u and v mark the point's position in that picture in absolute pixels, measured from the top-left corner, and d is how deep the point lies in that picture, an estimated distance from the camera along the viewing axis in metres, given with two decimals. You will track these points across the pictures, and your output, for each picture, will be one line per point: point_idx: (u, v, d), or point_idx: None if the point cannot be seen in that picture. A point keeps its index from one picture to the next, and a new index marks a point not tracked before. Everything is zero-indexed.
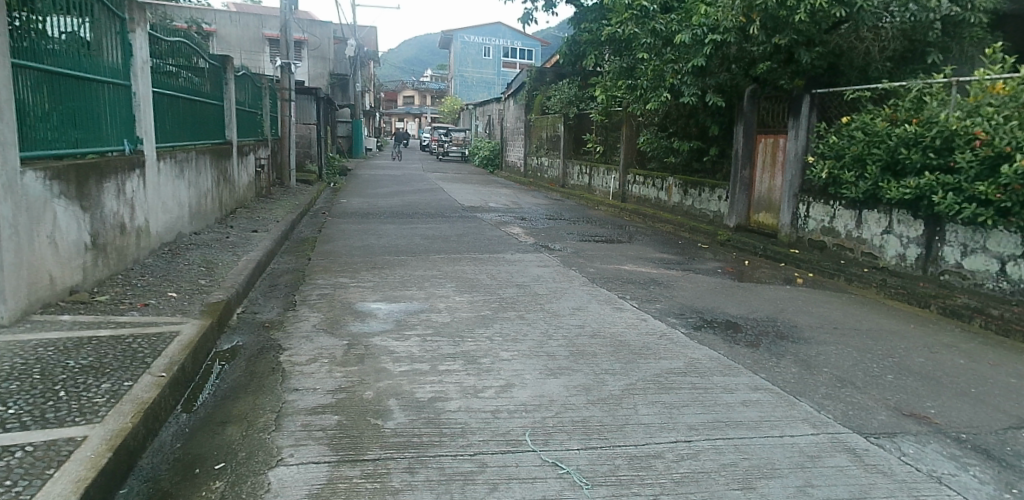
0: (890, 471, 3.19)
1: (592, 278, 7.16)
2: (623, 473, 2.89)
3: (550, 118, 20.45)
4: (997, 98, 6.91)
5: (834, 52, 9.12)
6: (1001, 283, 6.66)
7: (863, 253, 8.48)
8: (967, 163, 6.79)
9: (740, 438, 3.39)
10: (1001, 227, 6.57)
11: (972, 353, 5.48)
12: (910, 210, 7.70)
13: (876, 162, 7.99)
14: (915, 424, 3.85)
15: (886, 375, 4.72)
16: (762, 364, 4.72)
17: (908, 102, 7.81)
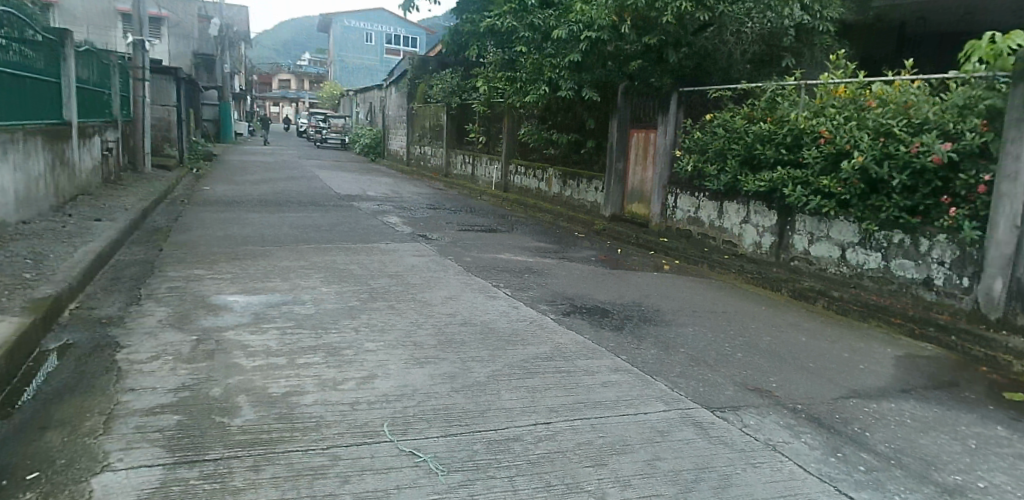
0: (731, 442, 3.41)
1: (467, 267, 7.16)
2: (480, 458, 2.91)
3: (432, 107, 20.26)
4: (839, 100, 7.49)
5: (700, 53, 9.63)
6: (841, 268, 7.31)
7: (724, 241, 9.02)
8: (814, 159, 7.37)
9: (597, 417, 3.51)
10: (842, 217, 7.22)
11: (813, 331, 5.98)
12: (765, 202, 8.29)
13: (736, 157, 8.53)
14: (757, 397, 4.15)
15: (736, 354, 5.05)
16: (623, 346, 4.92)
17: (763, 101, 8.38)
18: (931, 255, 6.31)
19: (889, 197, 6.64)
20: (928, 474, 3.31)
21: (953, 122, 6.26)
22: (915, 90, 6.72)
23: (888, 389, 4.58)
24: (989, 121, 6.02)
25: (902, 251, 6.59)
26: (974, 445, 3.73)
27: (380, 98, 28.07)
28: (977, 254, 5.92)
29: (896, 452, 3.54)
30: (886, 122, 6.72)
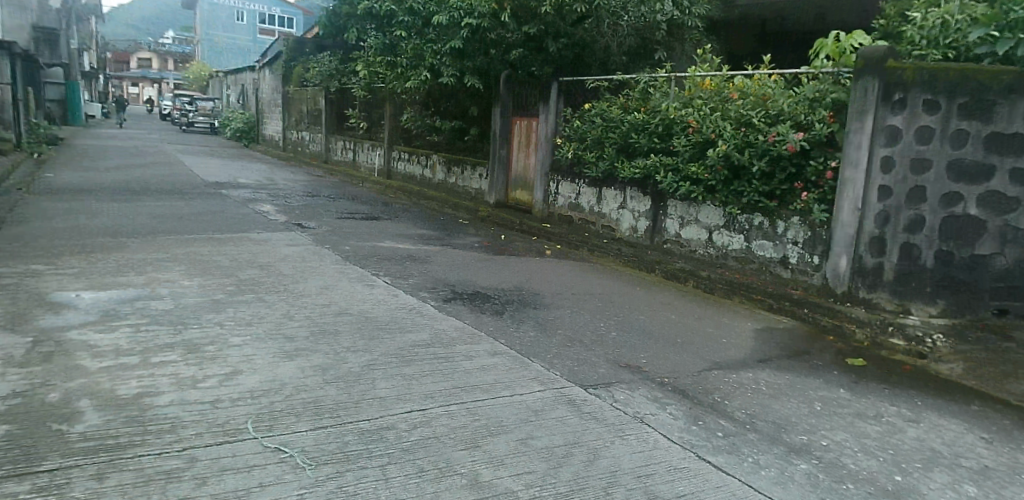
0: (602, 417, 3.54)
1: (345, 256, 6.96)
2: (351, 449, 2.84)
3: (309, 91, 19.47)
4: (705, 92, 7.89)
5: (579, 43, 9.91)
6: (709, 249, 7.71)
7: (603, 226, 9.27)
8: (683, 147, 7.75)
9: (473, 401, 3.52)
10: (708, 201, 7.64)
11: (682, 308, 6.31)
12: (639, 188, 8.60)
13: (613, 145, 8.82)
14: (628, 373, 4.32)
15: (610, 332, 5.25)
16: (502, 329, 4.97)
17: (637, 92, 8.68)
18: (787, 236, 6.81)
19: (750, 183, 7.10)
20: (779, 436, 3.58)
21: (804, 113, 6.75)
22: (771, 84, 7.21)
23: (747, 360, 4.91)
24: (835, 113, 6.54)
25: (762, 232, 7.07)
26: (819, 407, 4.08)
27: (253, 81, 26.64)
28: (825, 234, 6.45)
29: (751, 417, 3.80)
30: (746, 113, 7.16)
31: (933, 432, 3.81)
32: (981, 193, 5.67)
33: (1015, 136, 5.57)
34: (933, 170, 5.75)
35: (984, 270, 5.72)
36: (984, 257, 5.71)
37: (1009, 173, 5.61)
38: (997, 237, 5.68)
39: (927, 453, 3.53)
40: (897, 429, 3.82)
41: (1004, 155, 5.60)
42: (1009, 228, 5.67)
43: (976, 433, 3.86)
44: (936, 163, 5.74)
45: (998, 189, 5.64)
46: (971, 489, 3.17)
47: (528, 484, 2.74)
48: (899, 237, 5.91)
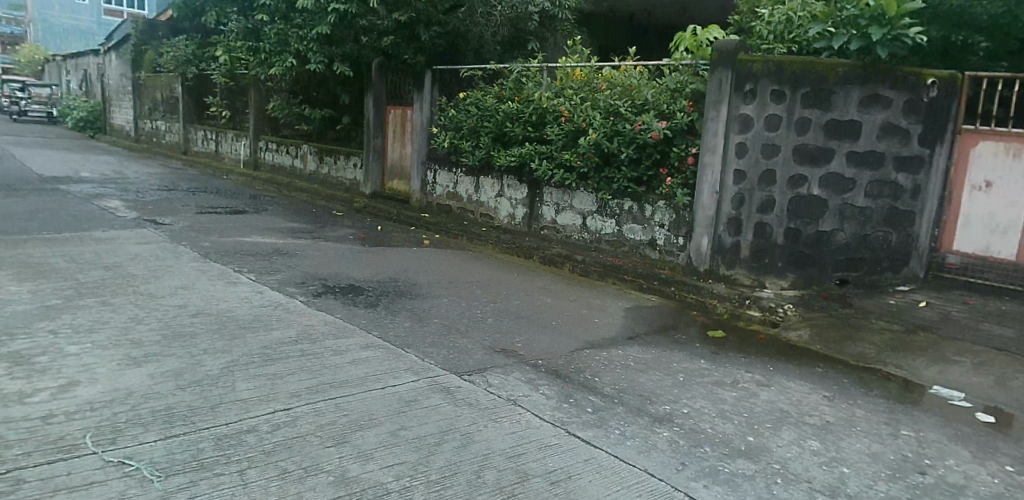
0: (476, 402, 3.54)
1: (204, 253, 6.54)
2: (206, 456, 2.66)
3: (163, 77, 18.08)
4: (575, 83, 8.06)
5: (452, 32, 9.88)
6: (584, 234, 7.88)
7: (482, 214, 9.22)
8: (557, 135, 7.91)
9: (342, 396, 3.41)
10: (582, 188, 7.80)
11: (558, 292, 6.44)
12: (516, 176, 8.64)
13: (488, 134, 8.82)
14: (503, 358, 4.35)
15: (487, 318, 5.26)
16: (376, 322, 4.85)
17: (511, 81, 8.74)
18: (654, 219, 7.12)
19: (619, 169, 7.34)
20: (644, 408, 3.73)
21: (666, 103, 7.08)
22: (636, 75, 7.48)
23: (618, 338, 5.09)
24: (694, 102, 6.90)
25: (632, 216, 7.33)
26: (683, 378, 4.30)
27: (97, 66, 24.38)
28: (688, 216, 6.80)
29: (619, 392, 3.94)
30: (614, 103, 7.40)
31: (782, 394, 4.13)
32: (822, 175, 6.21)
33: (851, 123, 6.13)
34: (780, 155, 6.20)
35: (827, 244, 6.32)
36: (827, 233, 6.30)
37: (846, 156, 6.18)
38: (836, 215, 6.29)
39: (776, 413, 3.82)
40: (751, 394, 4.11)
41: (842, 140, 6.15)
42: (847, 206, 6.28)
43: (818, 392, 4.22)
44: (783, 148, 6.19)
45: (837, 171, 6.21)
46: (814, 443, 3.46)
47: (398, 475, 2.69)
48: (753, 217, 6.35)
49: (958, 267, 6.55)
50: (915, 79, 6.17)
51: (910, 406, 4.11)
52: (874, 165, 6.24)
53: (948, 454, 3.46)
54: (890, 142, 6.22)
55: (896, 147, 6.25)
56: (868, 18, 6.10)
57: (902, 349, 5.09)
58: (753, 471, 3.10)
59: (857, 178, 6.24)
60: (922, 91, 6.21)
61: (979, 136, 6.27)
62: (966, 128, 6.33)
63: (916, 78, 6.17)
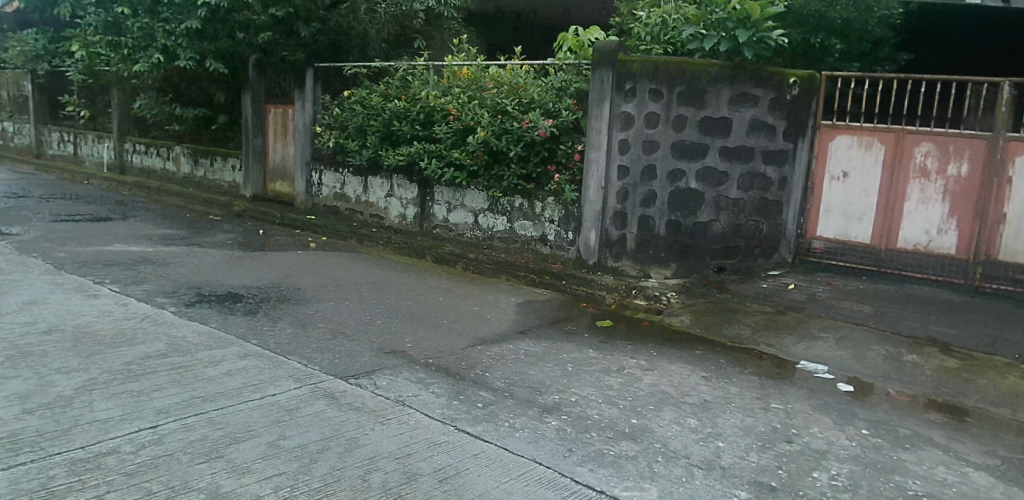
0: (362, 405, 3.45)
1: (60, 264, 5.99)
2: (58, 483, 2.43)
3: (9, 74, 16.44)
4: (462, 81, 8.03)
5: (334, 29, 9.59)
6: (476, 232, 7.77)
7: (371, 215, 8.93)
8: (445, 134, 7.84)
9: (217, 409, 3.22)
10: (472, 186, 7.71)
11: (449, 290, 6.38)
12: (405, 175, 8.43)
13: (375, 133, 8.62)
14: (392, 359, 4.26)
15: (376, 320, 5.13)
16: (256, 329, 4.62)
17: (397, 80, 8.59)
18: (544, 215, 7.15)
19: (509, 167, 7.35)
20: (534, 398, 3.77)
21: (552, 102, 7.18)
22: (522, 74, 7.55)
23: (509, 333, 5.12)
24: (579, 101, 7.05)
25: (523, 213, 7.31)
26: (571, 368, 4.37)
27: None
28: (576, 211, 6.89)
29: (509, 385, 3.96)
30: (501, 101, 7.43)
31: (664, 377, 4.29)
32: (698, 169, 6.52)
33: (722, 120, 6.47)
34: (660, 151, 6.46)
35: (705, 235, 6.65)
36: (704, 224, 6.62)
37: (719, 151, 6.52)
38: (712, 206, 6.62)
39: (658, 395, 3.97)
40: (636, 378, 4.25)
41: (715, 136, 6.48)
42: (722, 198, 6.62)
43: (698, 373, 4.42)
44: (662, 144, 6.45)
45: (711, 165, 6.54)
46: (693, 421, 3.62)
47: (277, 486, 2.57)
48: (637, 211, 6.57)
49: (823, 251, 7.08)
50: (779, 78, 6.59)
51: (779, 381, 4.38)
52: (745, 158, 6.61)
53: (813, 423, 3.72)
54: (758, 137, 6.61)
55: (763, 142, 6.65)
56: (735, 21, 6.44)
57: (773, 328, 5.43)
58: (637, 452, 3.20)
59: (730, 172, 6.60)
60: (784, 90, 6.65)
61: (836, 131, 6.84)
62: (824, 124, 6.89)
63: (779, 77, 6.59)
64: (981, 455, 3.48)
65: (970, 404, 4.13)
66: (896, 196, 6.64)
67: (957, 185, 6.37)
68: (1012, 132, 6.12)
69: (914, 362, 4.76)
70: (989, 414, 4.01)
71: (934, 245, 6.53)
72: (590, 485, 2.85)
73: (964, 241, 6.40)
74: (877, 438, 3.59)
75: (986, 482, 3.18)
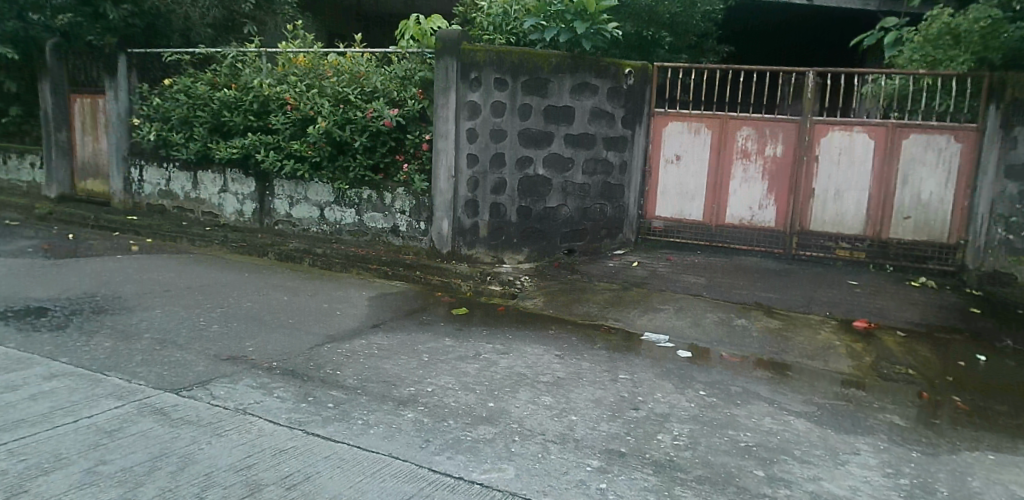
0: (197, 419, 3.17)
1: None
2: None
3: None
4: (299, 69, 7.64)
5: (149, 12, 8.66)
6: (322, 226, 7.42)
7: (203, 213, 8.27)
8: (282, 125, 7.38)
9: (20, 439, 2.83)
10: (315, 178, 7.34)
11: (295, 288, 6.04)
12: (241, 169, 7.88)
13: (203, 125, 7.98)
14: (231, 366, 3.96)
15: (211, 326, 4.75)
16: (65, 346, 4.10)
17: (224, 67, 7.99)
18: (394, 206, 6.95)
19: (354, 157, 7.08)
20: (388, 393, 3.66)
21: (396, 91, 7.01)
22: (364, 61, 7.30)
23: (361, 328, 4.94)
24: (424, 90, 6.92)
25: (371, 205, 7.08)
26: (427, 358, 4.30)
27: None
28: (427, 201, 6.75)
29: (362, 382, 3.81)
30: (342, 90, 7.14)
31: (519, 359, 4.34)
32: (545, 156, 6.65)
33: (565, 109, 6.65)
34: (508, 139, 6.50)
35: (554, 219, 6.82)
36: (553, 209, 6.79)
37: (564, 139, 6.69)
38: (560, 192, 6.79)
39: (514, 377, 4.00)
40: (492, 363, 4.25)
41: (559, 124, 6.65)
42: (568, 184, 6.82)
43: (552, 352, 4.51)
44: (509, 132, 6.49)
45: (557, 152, 6.70)
46: (547, 398, 3.69)
47: None
48: (488, 199, 6.58)
49: (662, 230, 7.50)
50: (615, 68, 6.87)
51: (627, 353, 4.59)
52: (588, 145, 6.85)
53: (657, 389, 3.92)
54: (599, 124, 6.87)
55: (604, 130, 6.92)
56: (573, 13, 6.61)
57: (619, 304, 5.67)
58: (494, 434, 3.20)
59: (575, 158, 6.80)
60: (621, 79, 6.95)
61: (669, 118, 7.28)
62: (657, 111, 7.29)
63: (616, 68, 6.87)
64: (801, 403, 3.85)
65: (790, 359, 4.56)
66: (723, 176, 7.17)
67: (774, 164, 7.00)
68: (817, 116, 6.82)
69: (744, 326, 5.17)
70: (806, 366, 4.45)
71: (756, 219, 7.13)
72: (449, 472, 2.81)
73: (780, 215, 7.05)
74: (713, 397, 3.85)
75: (805, 427, 3.52)
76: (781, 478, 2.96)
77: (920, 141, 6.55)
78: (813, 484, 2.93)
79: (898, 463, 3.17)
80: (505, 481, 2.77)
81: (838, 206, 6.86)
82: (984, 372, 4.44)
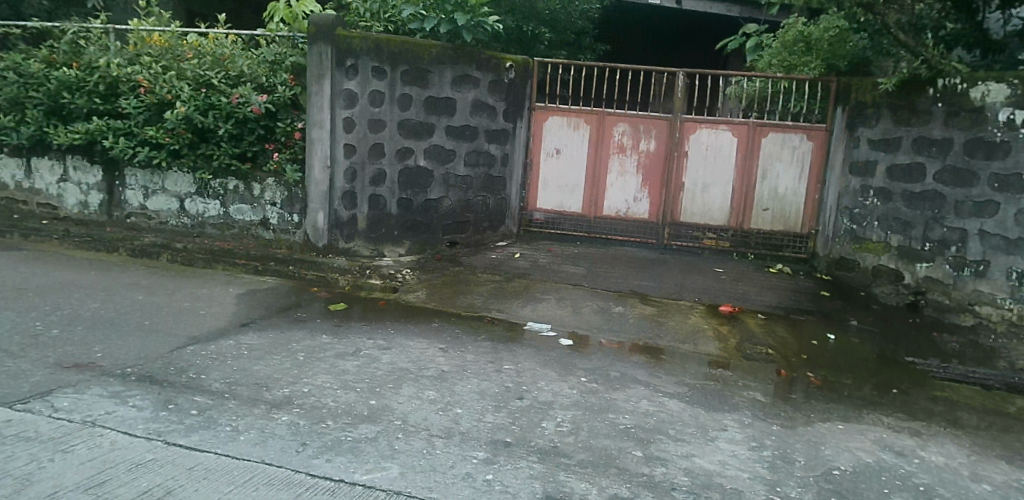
0: (35, 435, 2.82)
1: None
2: None
3: None
4: (154, 49, 7.05)
5: None
6: (182, 219, 6.87)
7: (40, 205, 7.41)
8: (134, 109, 6.72)
9: None
10: (174, 167, 6.77)
11: (151, 286, 5.55)
12: (85, 156, 7.11)
13: (37, 106, 7.08)
14: (76, 374, 3.55)
15: (51, 331, 4.25)
16: None
17: (64, 44, 7.19)
18: (264, 198, 6.55)
19: (218, 146, 6.60)
20: (260, 395, 3.42)
21: (265, 76, 6.61)
22: (228, 44, 6.85)
23: (228, 327, 4.61)
24: (296, 76, 6.58)
25: (238, 196, 6.64)
26: (303, 357, 4.07)
27: None
28: (301, 192, 6.41)
29: (230, 385, 3.54)
30: (204, 73, 6.64)
31: (402, 354, 4.21)
32: (426, 147, 6.53)
33: (446, 100, 6.55)
34: (386, 129, 6.29)
35: (436, 211, 6.73)
36: (434, 201, 6.70)
37: (445, 130, 6.60)
38: (441, 184, 6.71)
39: (397, 373, 3.87)
40: (373, 359, 4.10)
41: (440, 116, 6.54)
42: (450, 176, 6.75)
43: (435, 346, 4.42)
44: (388, 122, 6.29)
45: (438, 144, 6.60)
46: (431, 393, 3.60)
47: None
48: (367, 190, 6.32)
49: (543, 222, 7.60)
50: (497, 62, 6.85)
51: (510, 343, 4.58)
52: (469, 138, 6.80)
53: (540, 378, 3.94)
54: (480, 117, 6.84)
55: (485, 122, 6.89)
56: (454, 4, 6.53)
57: (502, 295, 5.66)
58: (375, 433, 3.06)
59: (456, 149, 6.73)
60: (502, 73, 6.94)
61: (549, 112, 7.37)
62: (538, 105, 7.36)
63: (497, 61, 6.85)
64: (674, 385, 4.00)
65: (664, 343, 4.74)
66: (600, 170, 7.36)
67: (648, 159, 7.27)
68: (686, 114, 7.15)
69: (621, 313, 5.33)
70: (679, 349, 4.65)
71: (632, 211, 7.37)
72: (328, 476, 2.66)
73: (654, 207, 7.34)
74: (594, 383, 3.92)
75: (678, 407, 3.66)
76: (657, 457, 3.05)
77: (777, 139, 7.03)
78: (686, 461, 3.04)
79: (762, 437, 3.37)
80: (389, 480, 2.66)
81: (705, 198, 7.23)
82: (833, 349, 4.83)
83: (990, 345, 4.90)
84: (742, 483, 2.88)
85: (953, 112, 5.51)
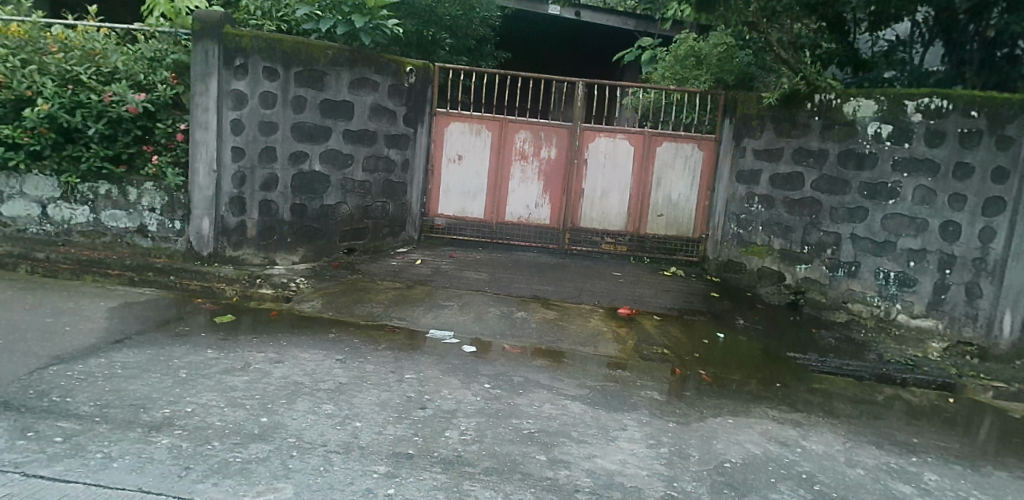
0: None
1: None
2: None
3: None
4: (10, 40, 6.25)
5: None
6: (44, 227, 6.22)
7: None
8: None
9: None
10: (35, 170, 6.13)
11: (7, 301, 5.01)
12: None
13: None
14: None
15: None
16: None
17: None
18: (141, 203, 6.09)
19: (88, 147, 6.06)
20: (136, 417, 3.15)
21: (143, 73, 6.17)
22: (100, 38, 6.33)
23: (98, 345, 4.22)
24: (178, 75, 6.19)
25: (111, 202, 6.13)
26: (184, 374, 3.78)
27: None
28: (183, 198, 6.02)
29: (102, 408, 3.24)
30: (71, 68, 6.04)
31: (296, 367, 4.01)
32: (322, 151, 6.30)
33: (343, 104, 6.32)
34: (279, 132, 6.03)
35: (333, 217, 6.50)
36: (331, 207, 6.47)
37: (343, 134, 6.38)
38: (339, 189, 6.49)
39: (291, 387, 3.68)
40: (264, 374, 3.88)
41: (337, 119, 6.31)
42: (348, 181, 6.54)
43: (332, 358, 4.24)
44: (281, 125, 6.03)
45: (335, 148, 6.37)
46: (328, 407, 3.44)
47: None
48: (257, 195, 6.05)
49: (443, 228, 7.53)
50: (395, 66, 6.68)
51: (411, 351, 4.47)
52: (368, 142, 6.61)
53: (442, 386, 3.86)
54: (379, 121, 6.66)
55: (384, 127, 6.72)
56: (351, 6, 6.27)
57: (402, 303, 5.54)
58: (268, 452, 2.88)
59: (355, 154, 6.53)
60: (402, 78, 6.78)
61: (449, 118, 7.31)
62: (439, 111, 7.28)
63: (395, 66, 6.68)
64: (575, 388, 4.03)
65: (566, 347, 4.79)
66: (501, 176, 7.38)
67: (548, 165, 7.35)
68: (585, 122, 7.28)
69: (523, 318, 5.33)
70: (579, 352, 4.71)
71: (532, 217, 7.43)
72: None
73: (554, 212, 7.43)
74: (497, 389, 3.89)
75: (579, 409, 3.69)
76: (560, 460, 3.05)
77: (669, 148, 7.30)
78: (588, 462, 3.06)
79: (659, 434, 3.45)
80: None
81: (604, 203, 7.40)
82: (724, 347, 5.03)
83: (861, 339, 5.28)
84: (642, 481, 2.92)
85: (828, 125, 5.90)
